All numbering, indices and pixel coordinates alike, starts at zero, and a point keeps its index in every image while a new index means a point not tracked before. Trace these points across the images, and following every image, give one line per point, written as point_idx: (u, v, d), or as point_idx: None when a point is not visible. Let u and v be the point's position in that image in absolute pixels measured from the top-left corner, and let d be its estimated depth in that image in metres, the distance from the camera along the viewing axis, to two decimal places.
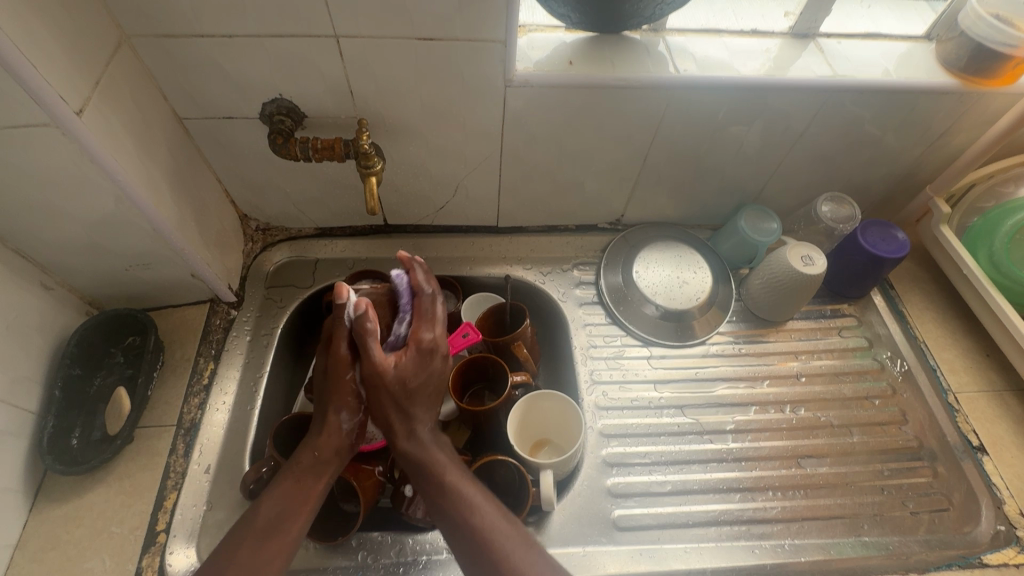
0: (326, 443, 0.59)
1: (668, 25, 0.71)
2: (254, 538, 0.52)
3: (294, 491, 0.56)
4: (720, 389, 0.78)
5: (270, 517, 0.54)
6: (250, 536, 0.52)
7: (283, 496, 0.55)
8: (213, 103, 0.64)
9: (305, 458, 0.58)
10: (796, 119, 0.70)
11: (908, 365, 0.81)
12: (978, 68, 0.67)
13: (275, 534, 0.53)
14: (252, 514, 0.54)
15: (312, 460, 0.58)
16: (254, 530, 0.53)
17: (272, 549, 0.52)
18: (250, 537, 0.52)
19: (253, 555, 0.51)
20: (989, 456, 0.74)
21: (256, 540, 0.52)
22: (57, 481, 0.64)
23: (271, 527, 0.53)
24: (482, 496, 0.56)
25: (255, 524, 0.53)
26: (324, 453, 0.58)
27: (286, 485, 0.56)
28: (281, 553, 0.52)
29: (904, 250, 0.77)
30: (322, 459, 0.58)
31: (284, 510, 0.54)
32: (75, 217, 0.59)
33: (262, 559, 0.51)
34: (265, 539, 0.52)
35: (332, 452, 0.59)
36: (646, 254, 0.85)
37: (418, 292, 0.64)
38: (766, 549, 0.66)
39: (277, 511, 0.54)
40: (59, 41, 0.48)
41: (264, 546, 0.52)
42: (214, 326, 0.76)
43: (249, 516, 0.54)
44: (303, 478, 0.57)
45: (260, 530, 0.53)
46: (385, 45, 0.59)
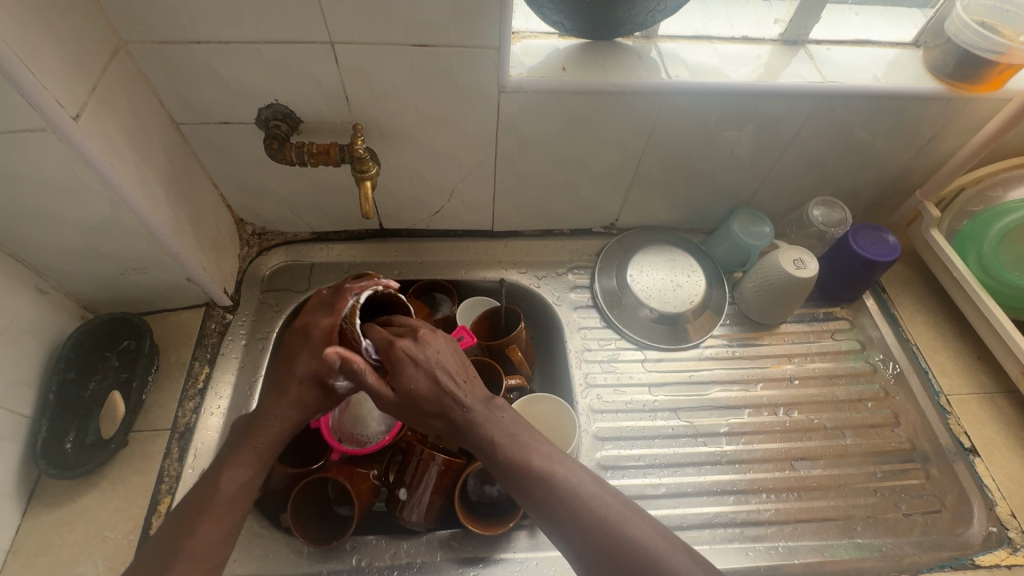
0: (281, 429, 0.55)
1: (660, 32, 0.72)
2: (212, 516, 0.51)
3: (253, 457, 0.54)
4: (714, 392, 0.78)
5: (232, 491, 0.52)
6: (210, 510, 0.51)
7: (241, 474, 0.53)
8: (209, 109, 0.64)
9: (266, 431, 0.55)
10: (787, 124, 0.71)
11: (900, 368, 0.82)
12: (964, 74, 0.68)
13: (233, 512, 0.52)
14: (211, 489, 0.52)
15: (260, 443, 0.55)
16: (215, 506, 0.52)
17: (230, 523, 0.52)
18: (209, 514, 0.51)
19: (210, 531, 0.51)
20: (981, 458, 0.74)
21: (214, 515, 0.51)
22: (50, 485, 0.64)
23: (230, 504, 0.52)
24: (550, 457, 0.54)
25: (214, 499, 0.52)
26: (278, 436, 0.56)
27: (244, 461, 0.54)
28: (235, 527, 0.52)
29: (895, 254, 0.78)
30: (274, 442, 0.55)
31: (245, 483, 0.53)
32: (72, 222, 0.60)
33: (212, 535, 0.51)
34: (224, 517, 0.52)
35: (277, 437, 0.55)
36: (640, 258, 0.86)
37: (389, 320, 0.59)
38: (760, 551, 0.67)
39: (238, 483, 0.53)
40: (57, 46, 0.49)
41: (221, 522, 0.51)
42: (209, 330, 0.77)
43: (208, 491, 0.52)
44: (257, 460, 0.54)
45: (220, 502, 0.52)
46: (380, 52, 0.60)
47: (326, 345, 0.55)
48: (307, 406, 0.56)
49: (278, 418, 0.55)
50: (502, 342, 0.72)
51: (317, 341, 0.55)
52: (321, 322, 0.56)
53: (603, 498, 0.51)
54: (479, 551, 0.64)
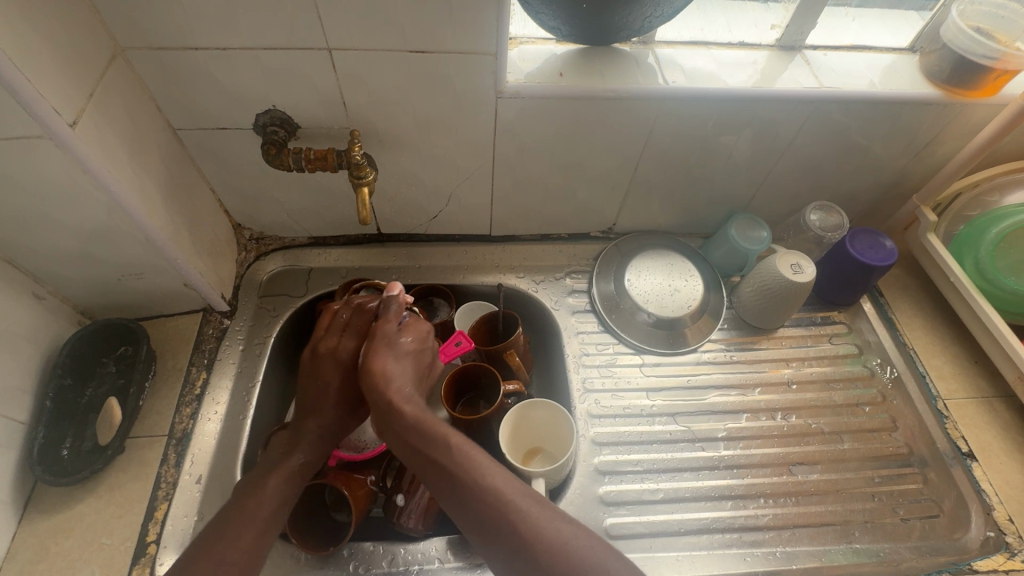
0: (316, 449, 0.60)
1: (657, 38, 0.72)
2: (255, 527, 0.51)
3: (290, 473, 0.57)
4: (712, 397, 0.78)
5: (273, 501, 0.54)
6: (253, 517, 0.52)
7: (280, 489, 0.55)
8: (207, 115, 0.64)
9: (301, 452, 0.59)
10: (784, 129, 0.71)
11: (898, 372, 0.82)
12: (960, 80, 0.68)
13: (273, 525, 0.53)
14: (254, 500, 0.53)
15: (297, 462, 0.58)
16: (257, 516, 0.52)
17: (270, 535, 0.52)
18: (253, 521, 0.52)
19: (254, 539, 0.51)
20: (978, 462, 0.74)
21: (257, 523, 0.52)
22: (47, 492, 0.64)
23: (273, 512, 0.53)
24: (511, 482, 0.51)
25: (256, 509, 0.53)
26: (311, 457, 0.60)
27: (283, 475, 0.56)
28: (273, 538, 0.53)
29: (892, 258, 0.78)
30: (309, 461, 0.59)
31: (284, 496, 0.55)
32: (68, 228, 0.60)
33: (254, 546, 0.51)
34: (268, 526, 0.52)
35: (313, 457, 0.60)
36: (638, 263, 0.86)
37: None
38: (758, 556, 0.67)
39: (278, 495, 0.55)
40: (53, 54, 0.49)
41: (263, 533, 0.52)
42: (207, 336, 0.76)
43: (250, 500, 0.53)
44: (293, 475, 0.57)
45: (263, 511, 0.53)
46: (378, 59, 0.60)
47: (353, 365, 0.63)
48: (337, 427, 0.62)
49: (313, 438, 0.60)
50: (500, 347, 0.72)
51: (345, 361, 0.63)
52: (347, 344, 0.64)
53: (561, 528, 0.48)
54: (477, 558, 0.63)
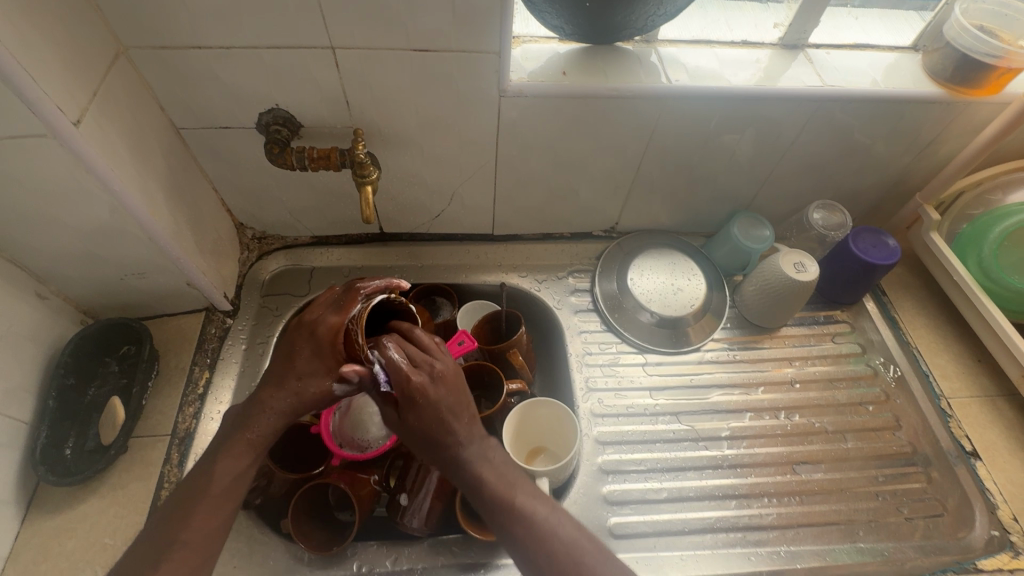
0: (274, 421, 0.55)
1: (660, 37, 0.72)
2: (207, 506, 0.51)
3: (245, 447, 0.54)
4: (715, 396, 0.78)
5: (226, 483, 0.52)
6: (205, 501, 0.51)
7: (234, 466, 0.53)
8: (209, 114, 0.64)
9: (260, 422, 0.55)
10: (787, 127, 0.71)
11: (901, 371, 0.82)
12: (964, 78, 0.68)
13: (229, 502, 0.52)
14: (207, 481, 0.52)
15: (255, 435, 0.55)
16: (210, 496, 0.51)
17: (225, 513, 0.52)
18: (205, 503, 0.51)
19: (206, 521, 0.51)
20: (982, 461, 0.74)
21: (210, 506, 0.51)
22: (49, 492, 0.64)
23: (225, 494, 0.52)
24: (533, 497, 0.54)
25: (208, 491, 0.52)
26: (273, 429, 0.55)
27: (238, 451, 0.54)
28: (230, 518, 0.52)
29: (895, 257, 0.78)
30: (270, 434, 0.55)
31: (237, 474, 0.53)
32: (72, 228, 0.60)
33: (206, 525, 0.50)
34: (220, 506, 0.52)
35: (275, 428, 0.55)
36: (641, 262, 0.86)
37: (410, 334, 0.57)
38: (762, 556, 0.66)
39: (231, 474, 0.53)
40: (57, 53, 0.49)
41: (217, 511, 0.51)
42: (209, 335, 0.76)
43: (203, 481, 0.52)
44: (250, 451, 0.54)
45: (214, 494, 0.52)
46: (380, 57, 0.60)
47: (331, 344, 0.54)
48: (303, 400, 0.56)
49: (274, 408, 0.55)
50: (502, 346, 0.72)
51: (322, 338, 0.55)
52: (327, 321, 0.55)
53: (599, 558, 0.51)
54: (480, 557, 0.63)
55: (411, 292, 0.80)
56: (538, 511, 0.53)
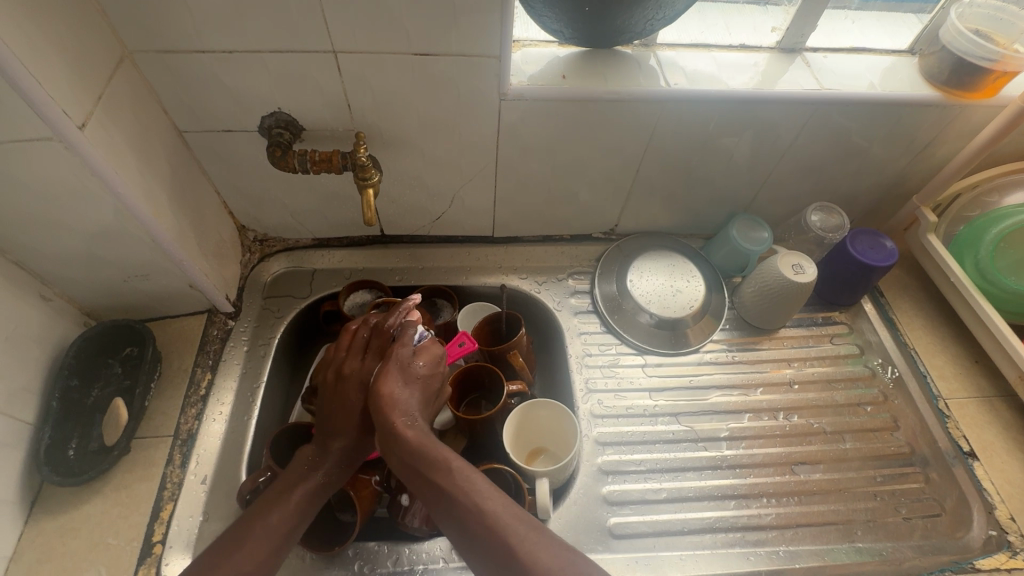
0: (339, 470, 0.59)
1: (659, 41, 0.73)
2: (263, 538, 0.52)
3: (308, 491, 0.56)
4: (714, 397, 0.79)
5: (285, 520, 0.54)
6: (262, 533, 0.53)
7: (301, 506, 0.56)
8: (212, 117, 0.65)
9: (323, 469, 0.58)
10: (784, 130, 0.72)
11: (899, 372, 0.82)
12: (960, 81, 0.68)
13: (283, 540, 0.53)
14: (268, 512, 0.54)
15: (325, 477, 0.58)
16: (269, 530, 0.53)
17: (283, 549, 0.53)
18: (262, 534, 0.52)
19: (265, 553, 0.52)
20: (980, 461, 0.74)
21: (265, 540, 0.52)
22: (53, 492, 0.64)
23: (283, 531, 0.54)
24: (486, 481, 0.52)
25: (274, 526, 0.53)
26: (334, 475, 0.59)
27: (303, 494, 0.56)
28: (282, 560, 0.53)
29: (892, 258, 0.79)
30: (336, 480, 0.59)
31: (298, 515, 0.55)
32: (75, 230, 0.60)
33: (262, 560, 0.51)
34: (278, 542, 0.53)
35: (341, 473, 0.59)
36: (640, 264, 0.86)
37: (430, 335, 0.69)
38: (761, 556, 0.67)
39: (292, 514, 0.55)
40: (63, 57, 0.49)
41: (270, 545, 0.52)
42: (211, 337, 0.77)
43: (265, 512, 0.54)
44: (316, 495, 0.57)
45: (274, 528, 0.53)
46: (382, 61, 0.60)
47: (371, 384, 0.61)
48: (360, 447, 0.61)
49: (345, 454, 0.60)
50: (503, 347, 0.72)
51: (370, 380, 0.61)
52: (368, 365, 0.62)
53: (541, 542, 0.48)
54: None
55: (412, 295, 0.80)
56: (489, 495, 0.51)
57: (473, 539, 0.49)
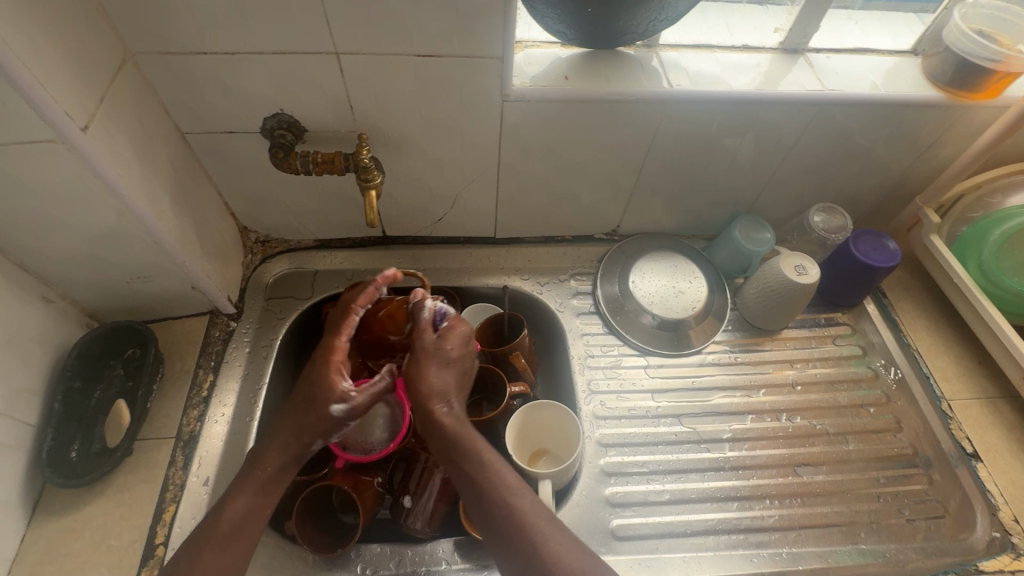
0: (284, 455, 0.56)
1: (661, 41, 0.73)
2: (213, 545, 0.51)
3: (260, 487, 0.54)
4: (717, 398, 0.79)
5: (235, 520, 0.52)
6: (213, 539, 0.51)
7: (247, 504, 0.53)
8: (215, 119, 0.65)
9: (271, 460, 0.55)
10: (787, 131, 0.72)
11: (902, 373, 0.82)
12: (963, 82, 0.68)
13: (238, 540, 0.52)
14: (216, 518, 0.52)
15: (272, 466, 0.55)
16: (218, 535, 0.51)
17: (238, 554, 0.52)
18: (212, 542, 0.51)
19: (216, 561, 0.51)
20: (983, 463, 0.74)
21: (217, 546, 0.51)
22: (55, 494, 0.64)
23: (235, 532, 0.52)
24: (518, 477, 0.53)
25: (218, 530, 0.52)
26: (284, 462, 0.56)
27: (250, 488, 0.54)
28: (243, 558, 0.52)
29: (895, 259, 0.78)
30: (280, 467, 0.56)
31: (249, 512, 0.53)
32: (77, 231, 0.60)
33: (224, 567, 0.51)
34: (230, 544, 0.52)
35: (293, 458, 0.56)
36: (642, 264, 0.86)
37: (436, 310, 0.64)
38: (764, 557, 0.67)
39: (241, 512, 0.53)
40: (65, 58, 0.49)
41: (224, 550, 0.51)
42: (213, 338, 0.77)
43: (213, 519, 0.52)
44: (264, 488, 0.54)
45: (223, 532, 0.52)
46: (384, 62, 0.60)
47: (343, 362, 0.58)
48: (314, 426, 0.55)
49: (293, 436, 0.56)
50: (506, 349, 0.73)
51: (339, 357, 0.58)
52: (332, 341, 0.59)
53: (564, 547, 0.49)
54: (484, 559, 0.63)
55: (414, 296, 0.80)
56: (522, 493, 0.52)
57: (503, 537, 0.50)
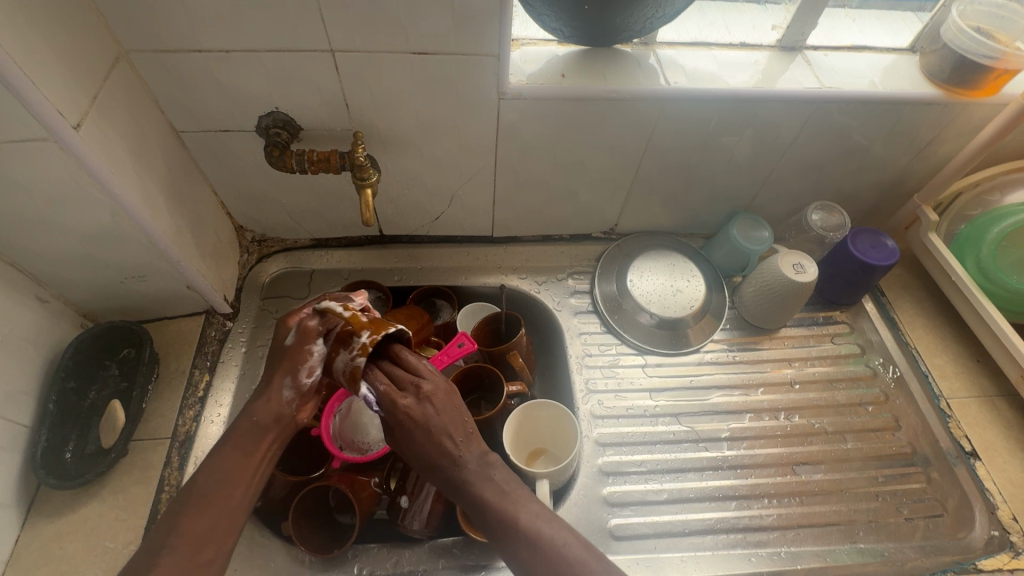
0: (260, 405, 0.53)
1: (658, 39, 0.72)
2: (192, 508, 0.47)
3: (234, 451, 0.50)
4: (715, 398, 0.78)
5: (211, 484, 0.48)
6: (191, 504, 0.47)
7: (223, 466, 0.49)
8: (210, 117, 0.64)
9: (244, 423, 0.52)
10: (785, 129, 0.71)
11: (900, 371, 0.82)
12: (961, 80, 0.68)
13: (216, 503, 0.47)
14: (192, 484, 0.48)
15: (251, 426, 0.52)
16: (196, 499, 0.47)
17: (217, 518, 0.47)
18: (190, 507, 0.47)
19: (195, 524, 0.46)
20: (982, 461, 0.74)
21: (197, 509, 0.47)
22: (50, 495, 0.64)
23: (212, 493, 0.48)
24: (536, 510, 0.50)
25: (194, 493, 0.48)
26: (261, 418, 0.52)
27: (226, 449, 0.50)
28: (227, 521, 0.47)
29: (893, 258, 0.78)
30: (253, 422, 0.52)
31: (227, 474, 0.49)
32: (71, 231, 0.60)
33: (209, 535, 0.46)
34: (207, 508, 0.47)
35: (274, 418, 0.52)
36: (640, 263, 0.86)
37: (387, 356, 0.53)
38: (762, 557, 0.66)
39: (218, 476, 0.49)
40: (57, 57, 0.49)
41: (203, 514, 0.47)
42: (209, 338, 0.76)
43: (189, 486, 0.48)
44: (242, 446, 0.51)
45: (199, 496, 0.47)
46: (380, 60, 0.60)
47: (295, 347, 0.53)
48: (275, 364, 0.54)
49: (271, 393, 0.53)
50: (503, 348, 0.72)
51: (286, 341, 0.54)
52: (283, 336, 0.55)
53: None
54: (481, 559, 0.63)
55: (410, 296, 0.80)
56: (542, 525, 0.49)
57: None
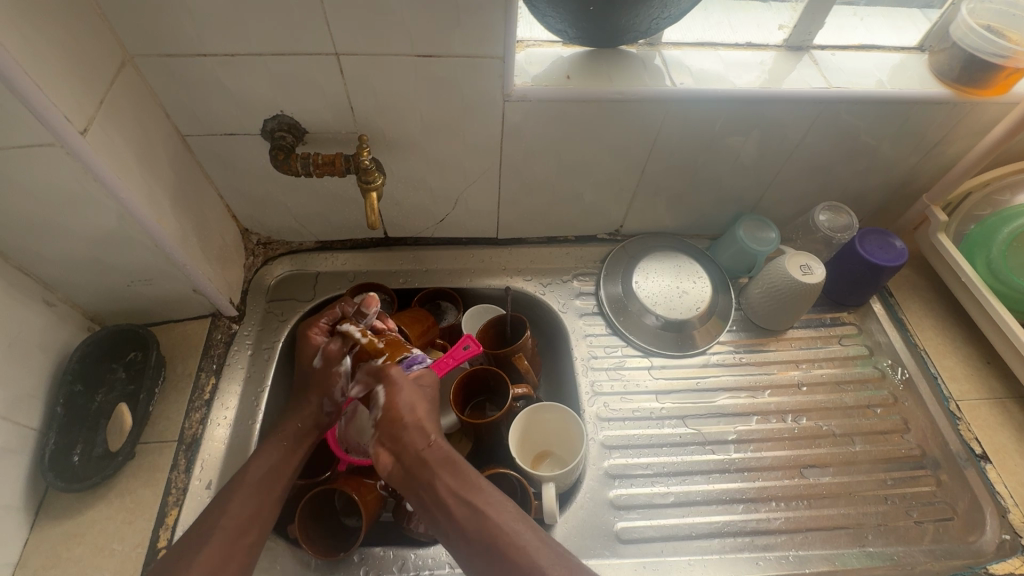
0: (302, 417, 0.61)
1: (664, 39, 0.72)
2: (243, 493, 0.54)
3: (279, 450, 0.58)
4: (722, 400, 0.78)
5: (260, 474, 0.55)
6: (241, 489, 0.54)
7: (270, 460, 0.57)
8: (214, 121, 0.64)
9: (287, 427, 0.60)
10: (792, 129, 0.71)
11: (909, 373, 0.81)
12: (971, 78, 0.67)
13: (263, 490, 0.54)
14: (241, 472, 0.55)
15: (295, 428, 0.60)
16: (245, 484, 0.54)
17: (263, 503, 0.54)
18: (243, 490, 0.54)
19: (245, 506, 0.53)
20: (992, 464, 0.73)
21: (245, 493, 0.54)
22: (58, 497, 0.64)
23: (261, 482, 0.55)
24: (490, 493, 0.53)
25: (244, 480, 0.55)
26: (303, 424, 0.60)
27: (273, 447, 0.58)
28: (270, 507, 0.54)
29: (902, 259, 0.77)
30: (297, 427, 0.60)
31: (273, 466, 0.56)
32: (78, 235, 0.60)
33: (253, 516, 0.53)
34: (260, 491, 0.54)
35: (313, 424, 0.61)
36: (645, 265, 0.86)
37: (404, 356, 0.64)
38: (770, 560, 0.66)
39: (265, 468, 0.56)
40: (63, 62, 0.49)
41: (252, 500, 0.53)
42: (215, 341, 0.77)
43: (239, 474, 0.55)
44: (288, 446, 0.58)
45: (249, 484, 0.54)
46: (385, 63, 0.60)
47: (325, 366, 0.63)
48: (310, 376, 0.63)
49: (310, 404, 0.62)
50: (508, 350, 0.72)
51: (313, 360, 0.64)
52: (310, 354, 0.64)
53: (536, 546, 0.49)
54: None
55: (416, 298, 0.80)
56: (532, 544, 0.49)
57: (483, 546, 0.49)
